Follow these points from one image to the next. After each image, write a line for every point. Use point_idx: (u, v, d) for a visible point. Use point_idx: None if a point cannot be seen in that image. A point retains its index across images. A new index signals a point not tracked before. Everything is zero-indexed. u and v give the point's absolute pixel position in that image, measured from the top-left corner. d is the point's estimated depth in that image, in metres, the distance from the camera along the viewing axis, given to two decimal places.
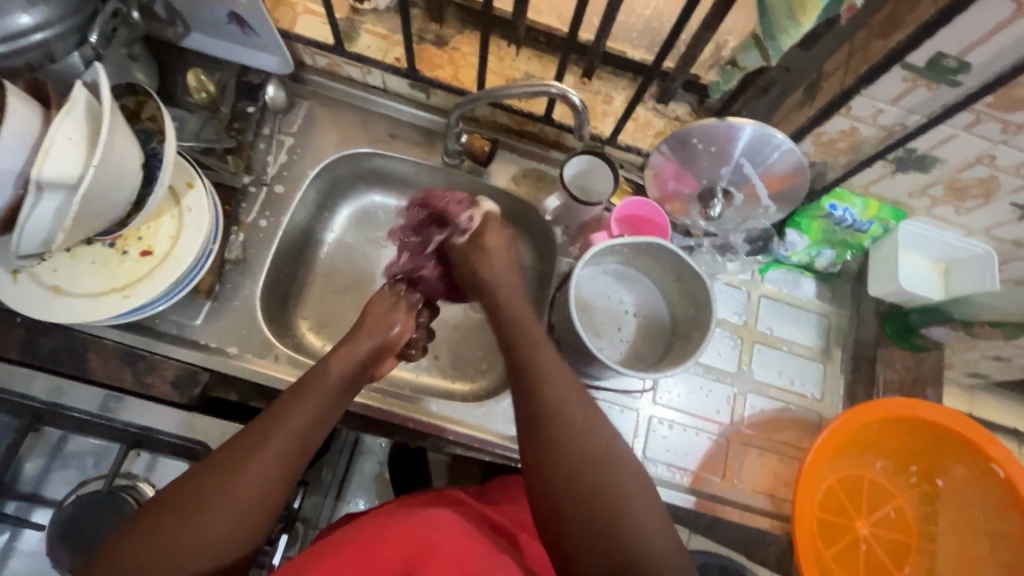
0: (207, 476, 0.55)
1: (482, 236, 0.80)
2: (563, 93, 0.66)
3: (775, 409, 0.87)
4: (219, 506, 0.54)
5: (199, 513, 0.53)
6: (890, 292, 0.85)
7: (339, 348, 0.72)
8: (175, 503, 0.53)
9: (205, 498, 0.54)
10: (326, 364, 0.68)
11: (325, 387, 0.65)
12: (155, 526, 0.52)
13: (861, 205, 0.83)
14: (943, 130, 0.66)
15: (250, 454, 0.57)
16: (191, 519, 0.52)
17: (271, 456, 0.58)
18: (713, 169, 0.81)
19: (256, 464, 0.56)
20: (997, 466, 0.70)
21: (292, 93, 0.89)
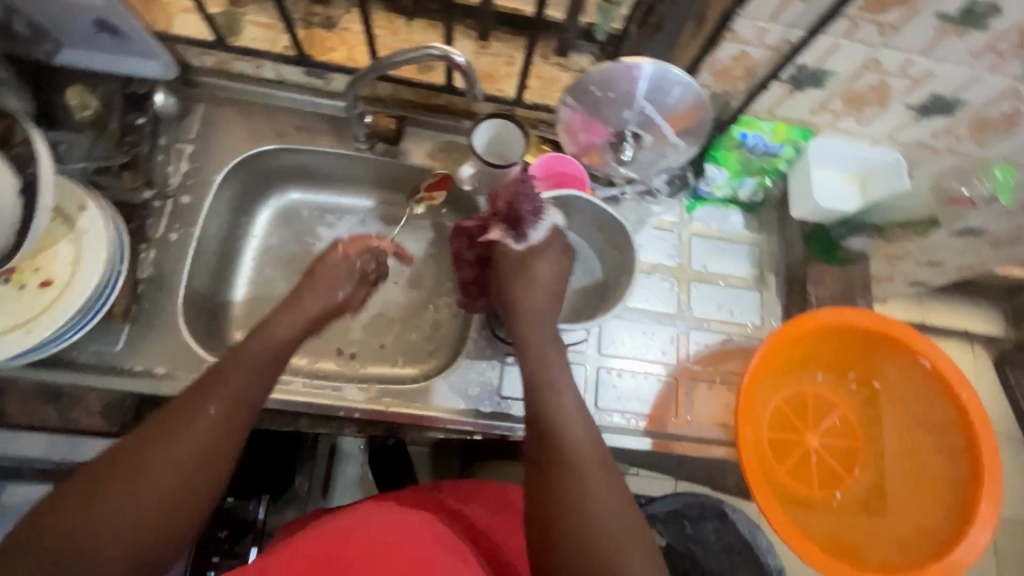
0: (138, 439, 0.50)
1: (529, 263, 0.68)
2: (445, 53, 0.65)
3: (718, 342, 0.89)
4: (162, 468, 0.49)
5: (131, 481, 0.48)
6: (810, 212, 0.87)
7: (283, 308, 0.67)
8: (102, 471, 0.48)
9: (136, 463, 0.49)
10: (275, 324, 0.64)
11: (273, 344, 0.61)
12: (91, 490, 0.47)
13: (769, 129, 0.84)
14: (826, 41, 0.67)
15: (188, 417, 0.52)
16: (118, 488, 0.48)
17: (212, 415, 0.53)
18: (619, 115, 0.81)
19: (197, 423, 0.52)
20: (923, 358, 0.74)
21: (185, 99, 0.85)
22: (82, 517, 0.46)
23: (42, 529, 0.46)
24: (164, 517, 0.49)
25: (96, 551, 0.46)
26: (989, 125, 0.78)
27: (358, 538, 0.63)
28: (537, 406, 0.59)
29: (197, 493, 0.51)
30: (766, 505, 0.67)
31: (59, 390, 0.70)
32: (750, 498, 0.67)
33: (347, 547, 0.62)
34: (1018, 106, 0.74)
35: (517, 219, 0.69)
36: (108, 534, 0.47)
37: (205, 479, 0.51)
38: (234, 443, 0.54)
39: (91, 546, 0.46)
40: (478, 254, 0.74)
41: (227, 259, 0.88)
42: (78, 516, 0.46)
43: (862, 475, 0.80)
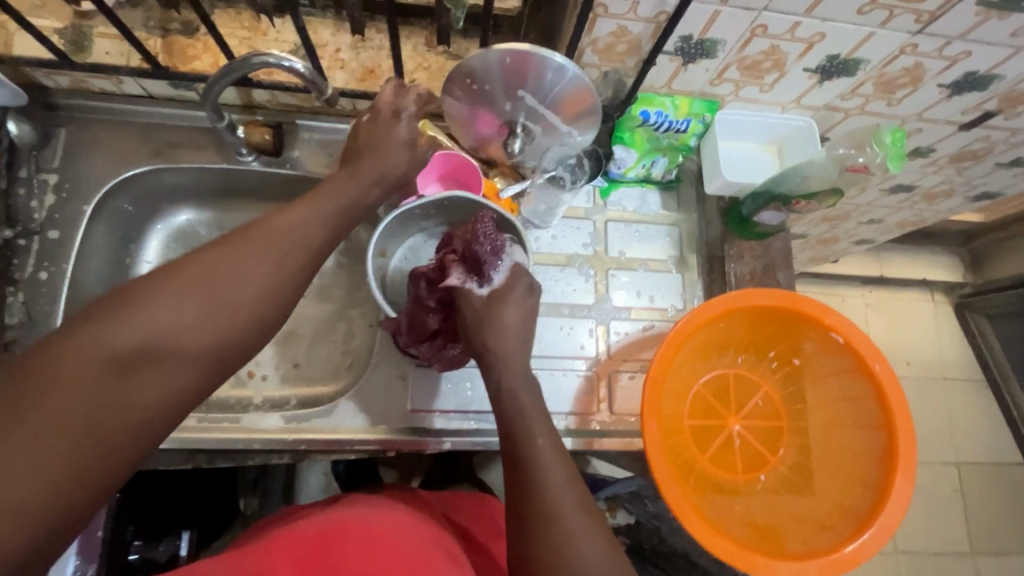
0: (190, 271, 0.43)
1: (496, 309, 0.63)
2: (281, 60, 0.61)
3: (639, 330, 0.86)
4: (207, 296, 0.43)
5: (221, 281, 0.44)
6: (722, 186, 0.83)
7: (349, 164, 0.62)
8: (180, 270, 0.43)
9: (215, 268, 0.44)
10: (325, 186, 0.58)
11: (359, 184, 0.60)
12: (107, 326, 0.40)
13: (672, 105, 0.80)
14: (704, 9, 0.62)
15: (277, 239, 0.49)
16: (196, 290, 0.43)
17: (290, 236, 0.50)
18: (501, 105, 0.74)
19: (283, 240, 0.49)
20: (835, 333, 0.71)
21: (44, 124, 0.79)
22: (157, 307, 0.41)
23: (113, 317, 0.40)
24: (224, 348, 0.44)
25: (171, 353, 0.41)
26: (894, 82, 0.75)
27: (358, 531, 0.62)
28: (519, 448, 0.55)
29: (273, 309, 0.47)
30: (674, 497, 0.64)
31: None
32: (663, 494, 0.65)
33: (348, 539, 0.61)
34: (919, 60, 0.70)
35: (476, 263, 0.67)
36: (182, 335, 0.41)
37: (280, 305, 0.47)
38: (306, 271, 0.50)
39: (170, 348, 0.41)
40: (440, 299, 0.70)
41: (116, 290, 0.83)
42: (153, 306, 0.41)
43: (786, 453, 0.79)
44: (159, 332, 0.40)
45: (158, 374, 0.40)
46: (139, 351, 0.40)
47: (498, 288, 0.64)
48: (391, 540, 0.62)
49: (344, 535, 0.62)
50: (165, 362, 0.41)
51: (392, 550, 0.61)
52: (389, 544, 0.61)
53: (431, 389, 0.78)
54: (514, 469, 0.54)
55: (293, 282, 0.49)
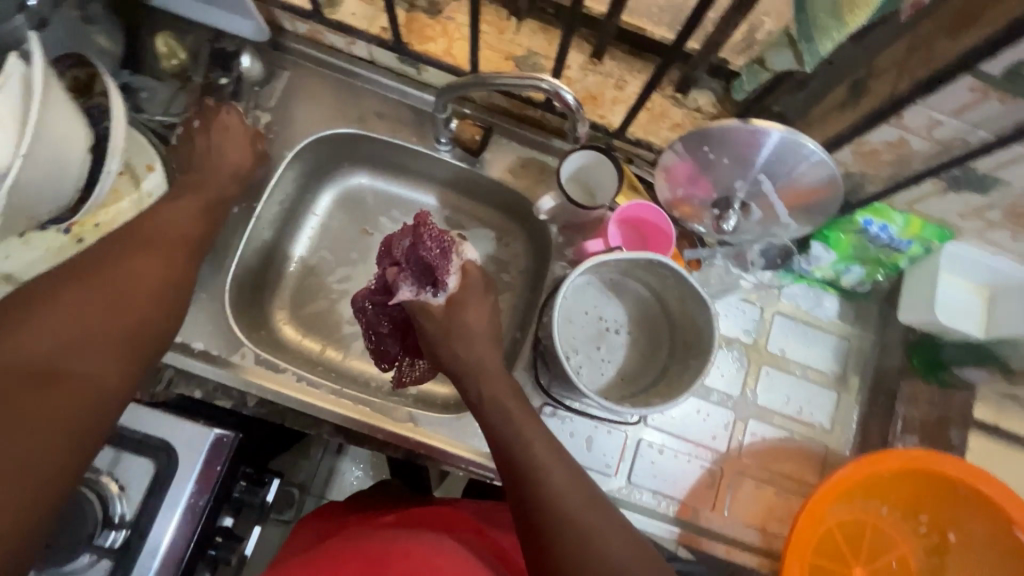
0: (33, 300, 0.53)
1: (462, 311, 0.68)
2: (556, 89, 0.59)
3: (778, 438, 0.80)
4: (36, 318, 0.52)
5: (77, 303, 0.54)
6: (921, 322, 0.76)
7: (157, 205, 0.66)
8: (43, 302, 0.53)
9: (72, 294, 0.54)
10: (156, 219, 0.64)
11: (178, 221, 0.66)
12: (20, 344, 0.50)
13: (901, 222, 0.72)
14: (1013, 150, 0.55)
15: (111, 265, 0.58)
16: (52, 302, 0.53)
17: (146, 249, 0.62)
18: (729, 181, 0.71)
19: (142, 259, 0.61)
20: (1018, 532, 0.63)
21: (271, 63, 0.81)
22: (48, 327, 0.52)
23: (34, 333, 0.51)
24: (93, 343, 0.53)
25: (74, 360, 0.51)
26: None
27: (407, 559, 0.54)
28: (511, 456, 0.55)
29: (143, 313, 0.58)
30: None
31: None
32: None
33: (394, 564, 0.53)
34: None
35: (426, 269, 0.70)
36: (75, 345, 0.52)
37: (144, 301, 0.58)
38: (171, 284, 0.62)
39: (67, 363, 0.51)
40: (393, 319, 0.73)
41: (282, 232, 0.85)
42: (55, 325, 0.52)
43: None
44: (50, 351, 0.51)
45: (76, 380, 0.50)
46: (46, 371, 0.50)
47: (453, 289, 0.69)
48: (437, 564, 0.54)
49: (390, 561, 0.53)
50: (78, 367, 0.51)
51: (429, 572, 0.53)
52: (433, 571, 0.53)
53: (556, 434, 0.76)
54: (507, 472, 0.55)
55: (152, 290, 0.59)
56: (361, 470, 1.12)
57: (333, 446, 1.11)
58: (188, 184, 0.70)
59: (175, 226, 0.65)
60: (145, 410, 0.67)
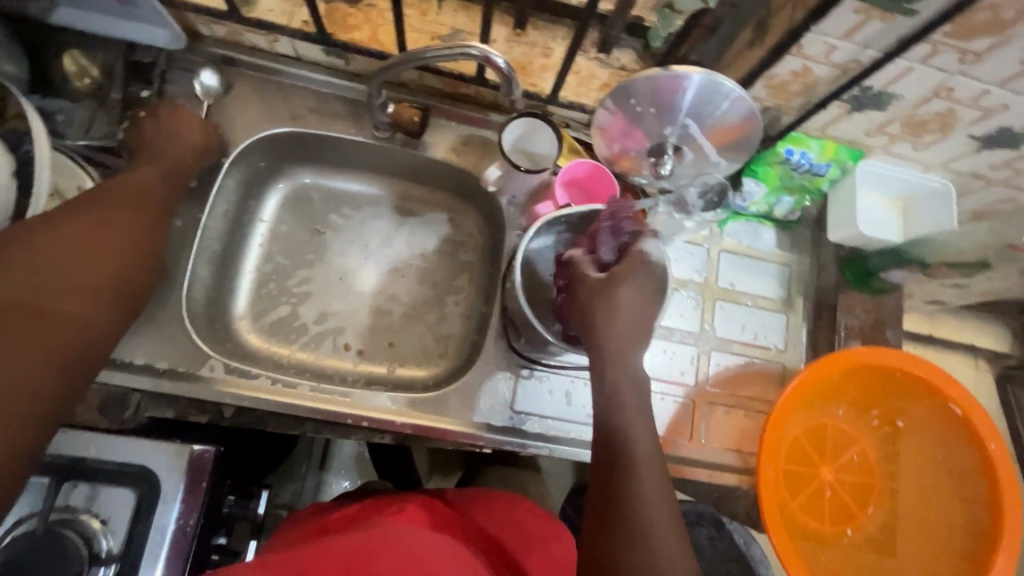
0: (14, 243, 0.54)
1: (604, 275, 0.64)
2: (485, 54, 0.61)
3: (740, 365, 0.86)
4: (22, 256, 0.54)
5: (53, 257, 0.56)
6: (850, 237, 0.83)
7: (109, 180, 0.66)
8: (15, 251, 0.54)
9: (46, 238, 0.56)
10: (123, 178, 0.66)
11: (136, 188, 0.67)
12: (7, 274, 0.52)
13: (818, 147, 0.79)
14: (899, 64, 0.61)
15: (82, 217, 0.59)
16: (40, 240, 0.55)
17: (120, 212, 0.63)
18: (659, 130, 0.76)
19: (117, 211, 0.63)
20: (954, 405, 0.71)
21: (193, 71, 0.79)
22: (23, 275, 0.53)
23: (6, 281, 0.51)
24: (79, 279, 0.56)
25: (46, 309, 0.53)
26: None
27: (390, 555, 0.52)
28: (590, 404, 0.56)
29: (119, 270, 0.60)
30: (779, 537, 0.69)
31: None
32: (767, 535, 0.69)
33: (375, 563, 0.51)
34: None
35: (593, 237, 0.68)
36: (56, 288, 0.54)
37: (120, 263, 0.61)
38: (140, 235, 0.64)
39: (54, 303, 0.53)
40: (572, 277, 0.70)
41: (232, 243, 0.83)
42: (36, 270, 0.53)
43: (875, 512, 0.79)
44: (34, 291, 0.52)
45: (59, 317, 0.53)
46: (31, 306, 0.51)
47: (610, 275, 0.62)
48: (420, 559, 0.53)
49: (372, 557, 0.52)
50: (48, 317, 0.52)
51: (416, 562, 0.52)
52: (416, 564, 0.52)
53: (535, 396, 0.79)
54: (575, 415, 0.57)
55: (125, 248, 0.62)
56: (348, 479, 1.10)
57: (315, 462, 1.09)
58: (144, 153, 0.70)
59: (135, 190, 0.66)
60: (114, 439, 0.65)
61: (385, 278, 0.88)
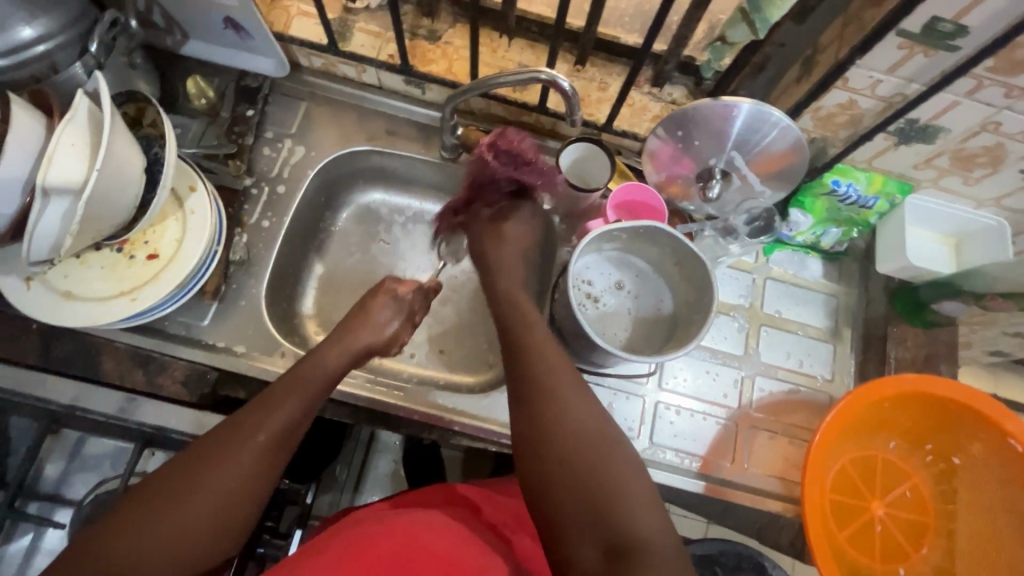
0: (218, 445, 0.57)
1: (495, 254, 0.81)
2: (552, 77, 0.67)
3: (784, 391, 0.86)
4: (229, 462, 0.56)
5: (230, 478, 0.55)
6: (898, 269, 0.84)
7: (335, 338, 0.72)
8: (169, 485, 0.53)
9: (233, 442, 0.57)
10: (323, 356, 0.68)
11: (319, 375, 0.66)
12: (192, 477, 0.54)
13: (865, 180, 0.81)
14: (944, 98, 0.64)
15: (240, 441, 0.57)
16: (237, 447, 0.57)
17: (287, 418, 0.60)
18: (706, 158, 0.81)
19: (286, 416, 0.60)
20: (1013, 441, 0.69)
21: (290, 95, 0.90)
22: (156, 527, 0.51)
23: (136, 533, 0.51)
24: (253, 490, 0.56)
25: (154, 563, 0.51)
26: None
27: (390, 541, 0.61)
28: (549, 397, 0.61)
29: (249, 504, 0.56)
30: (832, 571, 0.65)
31: (148, 356, 0.75)
32: (813, 563, 0.65)
33: (379, 546, 0.60)
34: None
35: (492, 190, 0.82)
36: (227, 509, 0.54)
37: (257, 490, 0.57)
38: (288, 448, 0.60)
39: (225, 520, 0.54)
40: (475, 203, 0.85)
41: (310, 249, 0.93)
42: (171, 517, 0.52)
43: (928, 552, 0.76)
44: (208, 516, 0.53)
45: (223, 531, 0.54)
46: (210, 528, 0.53)
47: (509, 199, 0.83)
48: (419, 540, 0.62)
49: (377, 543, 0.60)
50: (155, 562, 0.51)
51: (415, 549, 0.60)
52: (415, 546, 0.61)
53: None
54: (539, 398, 0.62)
55: (267, 471, 0.58)
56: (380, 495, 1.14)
57: (349, 484, 1.12)
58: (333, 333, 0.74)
59: (314, 382, 0.65)
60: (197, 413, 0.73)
61: (441, 289, 0.97)
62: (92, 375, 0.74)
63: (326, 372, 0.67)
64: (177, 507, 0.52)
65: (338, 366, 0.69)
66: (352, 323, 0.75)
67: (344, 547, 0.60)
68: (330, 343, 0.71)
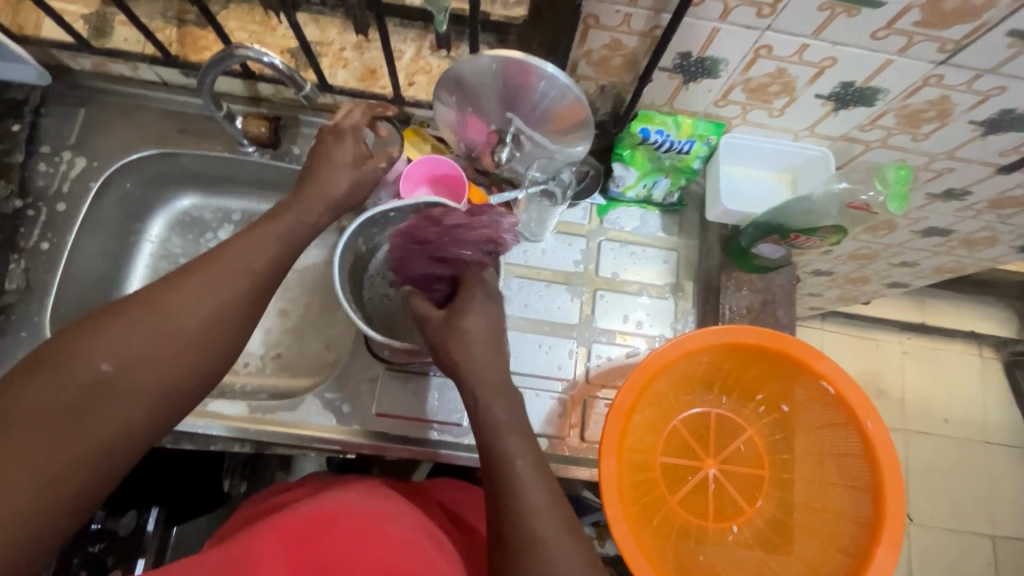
0: (172, 288, 0.50)
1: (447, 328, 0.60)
2: (257, 54, 0.62)
3: (624, 356, 0.82)
4: (173, 310, 0.48)
5: (162, 329, 0.47)
6: (723, 214, 0.79)
7: (312, 188, 0.64)
8: (109, 321, 0.47)
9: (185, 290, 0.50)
10: (303, 207, 0.61)
11: (288, 230, 0.59)
12: (129, 318, 0.47)
13: (674, 124, 0.75)
14: (702, 26, 0.59)
15: (192, 287, 0.50)
16: (182, 302, 0.49)
17: (243, 261, 0.53)
18: (494, 120, 0.74)
19: (228, 269, 0.52)
20: (826, 383, 0.66)
21: (67, 103, 0.83)
22: (80, 368, 0.44)
23: (45, 380, 0.43)
24: (200, 353, 0.49)
25: (75, 418, 0.43)
26: (920, 115, 0.69)
27: (346, 521, 0.58)
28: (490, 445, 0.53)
29: (200, 350, 0.49)
30: (624, 537, 0.60)
31: None
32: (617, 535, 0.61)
33: (335, 530, 0.57)
34: (946, 93, 0.65)
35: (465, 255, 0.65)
36: (158, 370, 0.47)
37: (205, 350, 0.49)
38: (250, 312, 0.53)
39: (149, 381, 0.46)
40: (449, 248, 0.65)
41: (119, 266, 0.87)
42: (104, 349, 0.45)
43: (764, 506, 0.73)
44: (129, 369, 0.45)
45: (137, 400, 0.46)
46: (108, 383, 0.45)
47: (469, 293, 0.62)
48: (376, 525, 0.59)
49: (336, 523, 0.58)
50: (108, 410, 0.44)
51: (377, 534, 0.58)
52: (377, 534, 0.58)
53: (396, 395, 0.78)
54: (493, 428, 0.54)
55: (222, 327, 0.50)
56: None
57: None
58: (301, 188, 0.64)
59: (286, 230, 0.58)
60: None
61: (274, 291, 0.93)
62: None
63: (294, 229, 0.59)
64: (103, 353, 0.45)
65: (316, 219, 0.62)
66: (313, 177, 0.65)
67: (293, 525, 0.57)
68: (305, 192, 0.63)
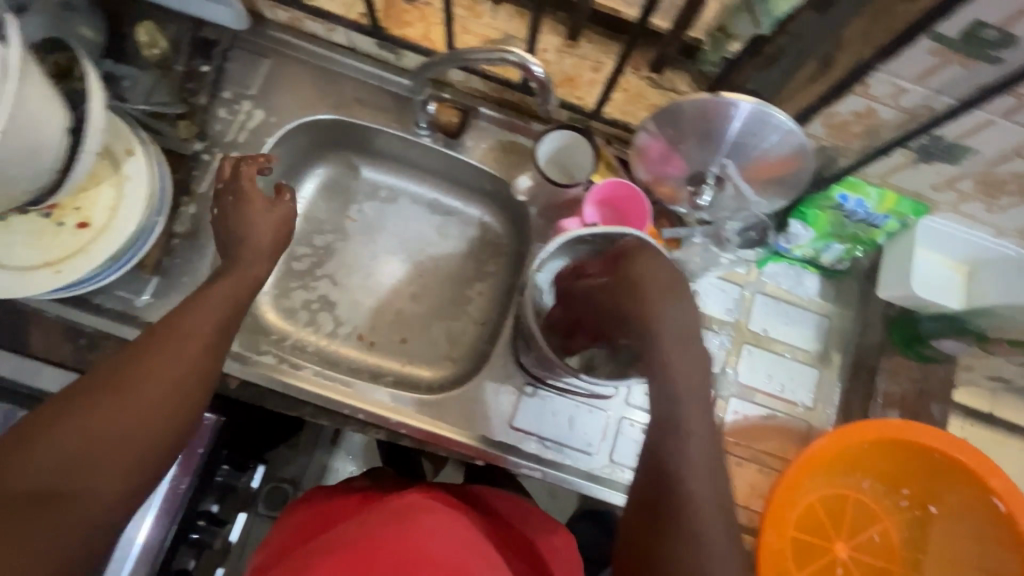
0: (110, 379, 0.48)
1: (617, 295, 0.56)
2: (523, 61, 0.60)
3: (760, 416, 0.80)
4: (119, 399, 0.47)
5: (99, 425, 0.46)
6: (902, 296, 0.76)
7: (224, 275, 0.62)
8: (53, 411, 0.45)
9: (131, 377, 0.49)
10: (211, 293, 0.59)
11: (217, 314, 0.57)
12: (72, 410, 0.45)
13: (876, 196, 0.72)
14: (978, 116, 0.56)
15: (123, 381, 0.48)
16: (114, 396, 0.47)
17: (182, 351, 0.52)
18: (701, 160, 0.73)
19: (164, 356, 0.51)
20: (997, 500, 0.64)
21: (253, 51, 0.82)
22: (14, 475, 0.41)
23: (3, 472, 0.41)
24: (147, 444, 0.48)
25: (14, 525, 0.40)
26: None
27: (398, 543, 0.50)
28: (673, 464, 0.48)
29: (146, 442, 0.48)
30: None
31: (81, 330, 0.71)
32: None
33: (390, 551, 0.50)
34: None
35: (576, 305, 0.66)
36: (98, 468, 0.44)
37: (152, 437, 0.48)
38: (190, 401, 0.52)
39: (89, 482, 0.44)
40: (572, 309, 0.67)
41: None
42: (45, 447, 0.43)
43: None
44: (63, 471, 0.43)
45: (81, 503, 0.43)
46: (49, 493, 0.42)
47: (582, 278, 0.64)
48: (424, 551, 0.50)
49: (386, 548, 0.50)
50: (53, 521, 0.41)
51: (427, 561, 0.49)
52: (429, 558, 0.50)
53: (533, 412, 0.77)
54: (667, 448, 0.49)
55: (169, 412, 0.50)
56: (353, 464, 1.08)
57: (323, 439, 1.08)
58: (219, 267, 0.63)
59: (217, 312, 0.57)
60: None
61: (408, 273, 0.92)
62: (21, 347, 0.70)
63: (227, 303, 0.59)
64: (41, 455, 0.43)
65: (241, 295, 0.61)
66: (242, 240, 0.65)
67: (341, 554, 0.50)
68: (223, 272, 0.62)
